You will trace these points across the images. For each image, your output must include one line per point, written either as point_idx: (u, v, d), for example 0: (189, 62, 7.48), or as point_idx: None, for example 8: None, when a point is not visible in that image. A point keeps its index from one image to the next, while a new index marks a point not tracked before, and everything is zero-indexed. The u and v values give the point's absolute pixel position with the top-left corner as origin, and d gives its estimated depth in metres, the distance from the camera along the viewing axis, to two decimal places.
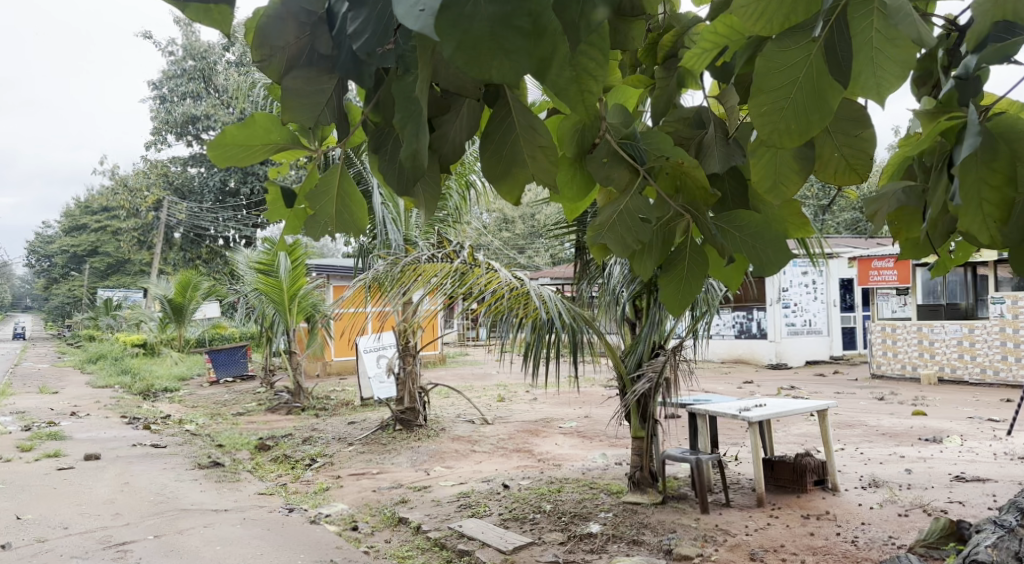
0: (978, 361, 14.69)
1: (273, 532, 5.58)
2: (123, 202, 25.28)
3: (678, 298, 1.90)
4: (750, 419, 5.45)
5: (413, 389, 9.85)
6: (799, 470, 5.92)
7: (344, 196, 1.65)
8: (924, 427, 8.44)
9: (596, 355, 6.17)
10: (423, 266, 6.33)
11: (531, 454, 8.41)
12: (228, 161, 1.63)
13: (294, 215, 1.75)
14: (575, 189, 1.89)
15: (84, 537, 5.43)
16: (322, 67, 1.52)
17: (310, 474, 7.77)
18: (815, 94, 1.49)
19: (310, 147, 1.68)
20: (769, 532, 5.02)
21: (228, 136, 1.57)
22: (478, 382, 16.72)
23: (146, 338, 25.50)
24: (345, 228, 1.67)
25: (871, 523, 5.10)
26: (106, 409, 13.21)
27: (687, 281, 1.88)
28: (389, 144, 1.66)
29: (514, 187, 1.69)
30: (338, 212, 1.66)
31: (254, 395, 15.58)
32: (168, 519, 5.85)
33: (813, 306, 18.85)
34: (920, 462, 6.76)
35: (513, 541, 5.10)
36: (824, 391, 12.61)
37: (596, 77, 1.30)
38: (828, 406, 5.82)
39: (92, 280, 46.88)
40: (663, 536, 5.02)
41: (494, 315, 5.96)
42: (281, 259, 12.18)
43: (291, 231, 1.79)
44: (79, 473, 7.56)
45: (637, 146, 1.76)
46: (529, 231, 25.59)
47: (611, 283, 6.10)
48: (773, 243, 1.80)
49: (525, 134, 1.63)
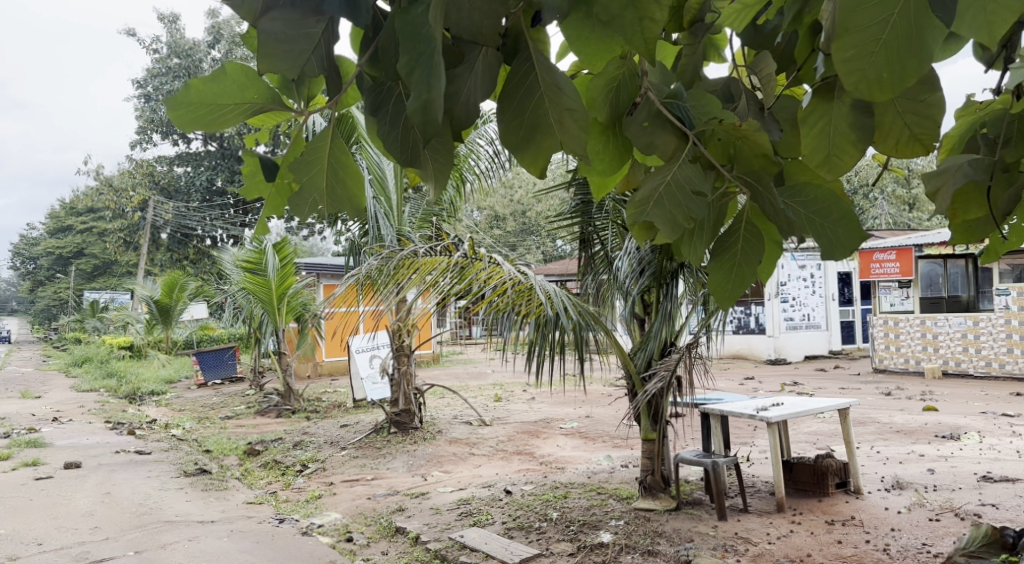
0: (982, 355, 14.53)
1: (262, 545, 5.27)
2: (108, 202, 24.80)
3: (727, 289, 1.62)
4: (769, 420, 5.17)
5: (407, 390, 9.54)
6: (820, 472, 5.68)
7: (336, 169, 1.37)
8: (939, 424, 8.21)
9: (603, 353, 5.90)
10: (420, 261, 5.91)
11: (533, 456, 8.14)
12: (193, 124, 1.34)
13: (276, 188, 1.45)
14: (607, 164, 1.61)
15: (59, 554, 5.11)
16: (307, 8, 1.23)
17: (301, 480, 7.46)
18: (914, 32, 1.20)
19: (293, 108, 1.39)
20: (793, 540, 4.76)
21: (192, 92, 1.29)
22: (472, 382, 16.40)
23: (133, 340, 24.97)
24: (339, 205, 1.39)
25: (902, 530, 4.84)
26: (89, 414, 12.79)
27: (741, 266, 1.59)
28: (390, 102, 1.37)
29: (538, 159, 1.40)
30: (329, 188, 1.38)
31: (242, 398, 15.21)
32: (150, 533, 5.53)
33: (811, 301, 18.68)
34: (941, 461, 6.52)
35: (519, 553, 4.82)
36: (828, 387, 12.39)
37: (658, 4, 1.03)
38: (850, 405, 5.54)
39: (77, 283, 46.23)
40: (680, 546, 4.74)
41: (494, 313, 5.64)
42: (270, 258, 11.75)
43: (274, 211, 1.49)
44: (58, 483, 7.22)
45: (683, 107, 1.50)
46: (521, 228, 25.27)
47: (618, 276, 5.78)
48: (843, 219, 1.51)
49: (551, 93, 1.34)
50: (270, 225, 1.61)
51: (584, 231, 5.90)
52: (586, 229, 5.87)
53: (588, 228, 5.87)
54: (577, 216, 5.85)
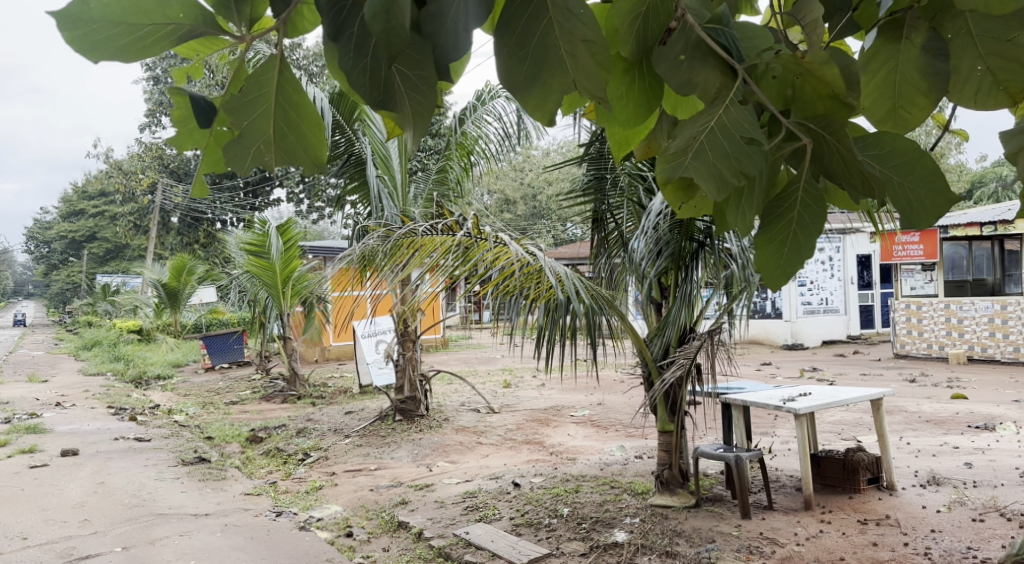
0: (1010, 340, 14.09)
1: (256, 541, 5.02)
2: (118, 185, 24.58)
3: (780, 265, 1.32)
4: (798, 412, 4.82)
5: (413, 377, 9.27)
6: (850, 467, 5.38)
7: (285, 117, 1.10)
8: (971, 413, 7.86)
9: (617, 339, 5.61)
10: (421, 240, 5.58)
11: (543, 446, 7.88)
12: (98, 52, 1.01)
13: (214, 137, 1.17)
14: (632, 115, 1.33)
15: (42, 550, 4.88)
16: None
17: (302, 470, 7.25)
18: None
19: (234, 31, 1.08)
20: (823, 541, 4.46)
21: (94, 6, 0.97)
22: (482, 367, 16.20)
23: (143, 324, 24.93)
24: (293, 161, 1.12)
25: (943, 531, 4.54)
26: (93, 399, 12.64)
27: (796, 239, 1.30)
28: (354, 24, 1.08)
29: (549, 99, 1.08)
30: (278, 140, 1.11)
31: (248, 383, 15.05)
32: (140, 527, 5.31)
33: (830, 284, 18.27)
34: (978, 454, 6.19)
35: (528, 552, 4.55)
36: (849, 374, 12.03)
37: None
38: (885, 395, 5.19)
39: (91, 266, 46.40)
40: (701, 547, 4.45)
41: (502, 296, 5.39)
42: (273, 240, 11.48)
43: (213, 167, 1.22)
44: (52, 472, 7.03)
45: (727, 35, 1.20)
46: (532, 212, 24.91)
47: (633, 257, 5.42)
48: (928, 179, 1.20)
49: (562, 20, 1.05)
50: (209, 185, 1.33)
51: (599, 209, 5.59)
52: (600, 207, 5.58)
53: (602, 207, 5.59)
54: (590, 194, 5.56)
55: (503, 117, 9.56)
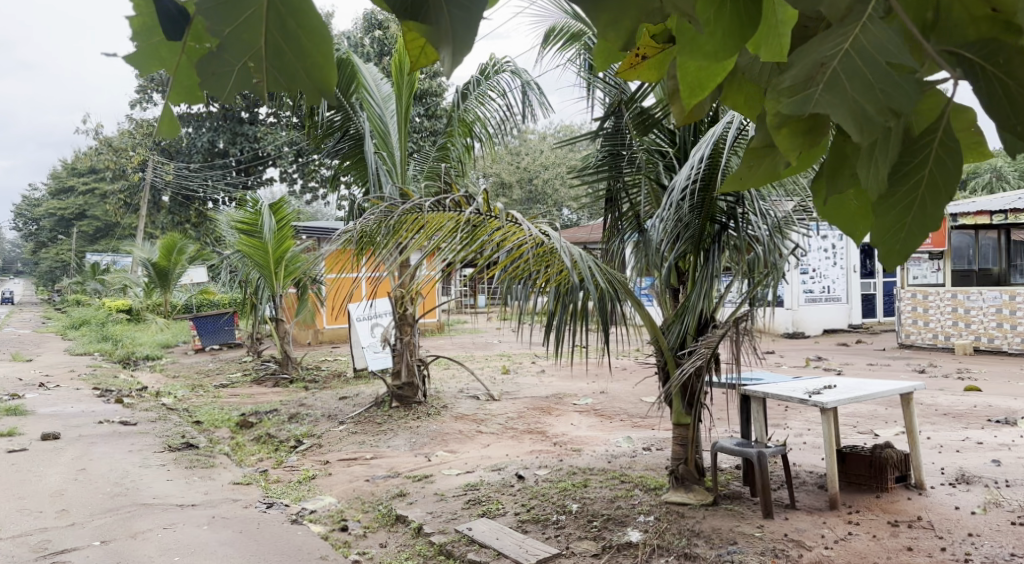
0: (1017, 331, 13.86)
1: (245, 535, 4.76)
2: (108, 162, 24.03)
3: (901, 235, 1.06)
4: (826, 406, 4.58)
5: (410, 362, 9.01)
6: (878, 465, 5.16)
7: (279, 21, 0.88)
8: (990, 407, 7.64)
9: (633, 327, 5.34)
10: (426, 218, 5.22)
11: (545, 436, 7.63)
12: None
13: (186, 52, 0.97)
14: (719, 45, 1.03)
15: (15, 543, 4.60)
16: None
17: (295, 458, 6.99)
18: None
19: None
20: (853, 544, 4.24)
21: None
22: (478, 353, 15.92)
23: (132, 304, 24.50)
24: (289, 86, 0.92)
25: (982, 536, 4.32)
26: (78, 380, 12.31)
27: (921, 207, 1.04)
28: None
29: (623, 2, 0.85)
30: (272, 52, 0.90)
31: (239, 365, 14.74)
32: (121, 518, 5.04)
33: (832, 273, 18.05)
34: (1004, 451, 5.98)
35: (536, 552, 4.31)
36: (855, 364, 11.81)
37: None
38: (915, 388, 4.95)
39: (82, 245, 45.77)
40: (722, 550, 4.22)
41: (510, 279, 5.14)
42: (266, 219, 11.15)
43: (186, 93, 1.02)
44: (31, 457, 6.74)
45: None
46: (528, 196, 24.55)
47: (650, 242, 5.15)
48: None
49: None
50: (182, 120, 1.14)
51: (612, 188, 5.31)
52: (614, 185, 5.30)
53: (616, 185, 5.30)
54: (603, 171, 5.27)
55: (507, 93, 9.16)
